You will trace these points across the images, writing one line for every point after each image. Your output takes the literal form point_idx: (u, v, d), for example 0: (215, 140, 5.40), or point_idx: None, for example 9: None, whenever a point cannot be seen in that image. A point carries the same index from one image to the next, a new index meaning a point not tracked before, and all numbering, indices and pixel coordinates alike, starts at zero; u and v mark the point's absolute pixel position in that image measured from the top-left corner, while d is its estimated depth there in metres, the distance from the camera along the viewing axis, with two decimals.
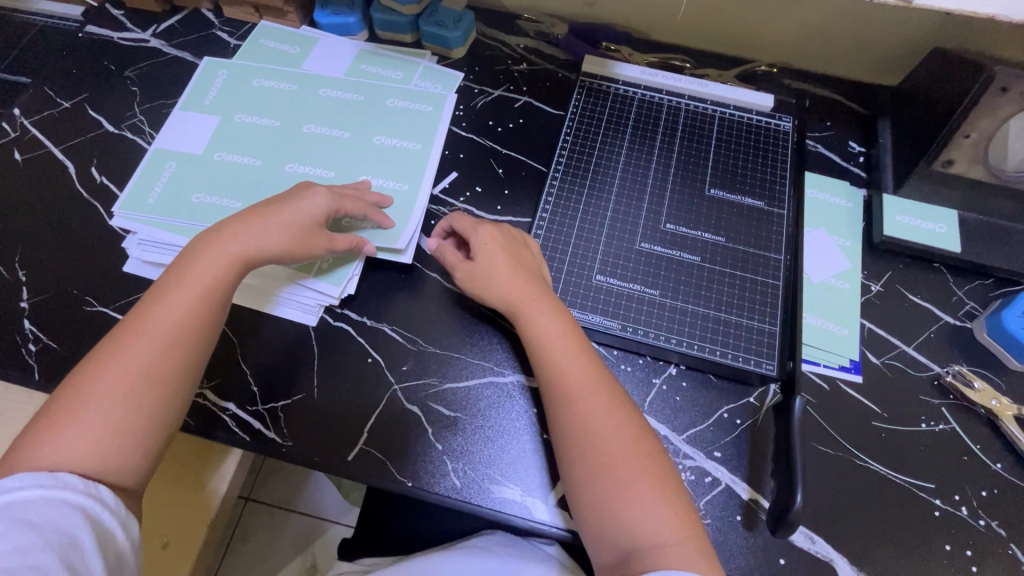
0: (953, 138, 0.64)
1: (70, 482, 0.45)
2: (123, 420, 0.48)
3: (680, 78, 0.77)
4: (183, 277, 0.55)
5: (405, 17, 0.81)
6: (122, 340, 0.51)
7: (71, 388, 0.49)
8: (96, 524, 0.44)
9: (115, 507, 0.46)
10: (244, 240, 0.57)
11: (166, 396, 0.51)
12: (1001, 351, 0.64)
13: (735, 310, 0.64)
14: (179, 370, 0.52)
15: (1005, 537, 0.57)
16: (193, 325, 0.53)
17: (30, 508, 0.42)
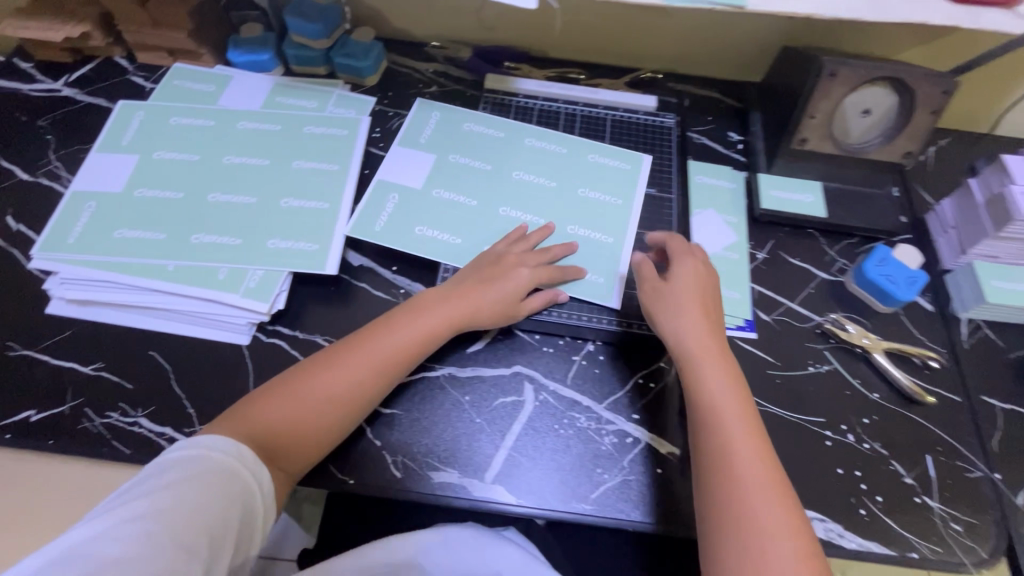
0: (802, 120, 0.74)
1: (244, 459, 0.53)
2: (281, 446, 0.57)
3: (573, 88, 0.86)
4: (389, 332, 0.63)
5: (317, 52, 0.86)
6: (342, 380, 0.59)
7: (243, 411, 0.57)
8: (245, 506, 0.52)
9: (264, 493, 0.54)
10: (444, 313, 0.64)
11: (326, 433, 0.59)
12: (868, 296, 0.74)
13: (640, 285, 0.72)
14: (341, 416, 0.59)
15: (886, 455, 0.65)
16: (367, 399, 0.60)
17: (208, 473, 0.51)
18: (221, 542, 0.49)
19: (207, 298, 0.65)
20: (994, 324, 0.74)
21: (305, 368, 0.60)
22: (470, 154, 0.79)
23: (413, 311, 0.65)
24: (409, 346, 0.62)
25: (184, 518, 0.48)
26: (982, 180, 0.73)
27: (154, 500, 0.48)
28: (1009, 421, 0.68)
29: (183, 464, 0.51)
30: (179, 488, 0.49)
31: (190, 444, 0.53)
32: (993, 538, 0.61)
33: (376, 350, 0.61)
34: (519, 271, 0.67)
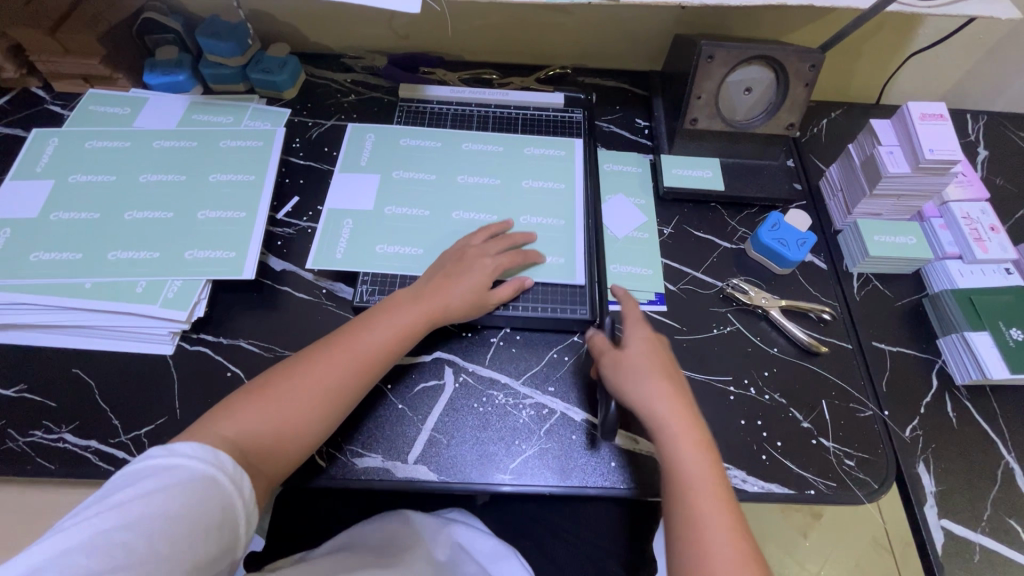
0: (690, 101, 0.79)
1: (223, 466, 0.52)
2: (259, 446, 0.56)
3: (485, 91, 0.90)
4: (366, 330, 0.64)
5: (233, 69, 0.89)
6: (310, 384, 0.60)
7: (218, 417, 0.57)
8: (226, 512, 0.50)
9: (245, 497, 0.52)
10: (417, 308, 0.66)
11: (304, 433, 0.59)
12: (766, 261, 0.79)
13: (552, 274, 0.74)
14: (318, 418, 0.60)
15: (785, 403, 0.69)
16: (340, 398, 0.61)
17: (185, 481, 0.49)
18: (202, 550, 0.47)
19: (126, 312, 0.67)
20: (882, 276, 0.79)
21: (283, 374, 0.61)
22: (412, 167, 0.83)
23: (385, 312, 0.66)
24: (376, 345, 0.64)
25: (159, 529, 0.46)
26: (857, 144, 0.78)
27: (129, 511, 0.46)
28: (897, 362, 0.73)
29: (161, 471, 0.49)
30: (154, 497, 0.47)
31: (168, 450, 0.50)
32: (883, 469, 0.65)
33: (350, 351, 0.63)
34: (475, 265, 0.69)
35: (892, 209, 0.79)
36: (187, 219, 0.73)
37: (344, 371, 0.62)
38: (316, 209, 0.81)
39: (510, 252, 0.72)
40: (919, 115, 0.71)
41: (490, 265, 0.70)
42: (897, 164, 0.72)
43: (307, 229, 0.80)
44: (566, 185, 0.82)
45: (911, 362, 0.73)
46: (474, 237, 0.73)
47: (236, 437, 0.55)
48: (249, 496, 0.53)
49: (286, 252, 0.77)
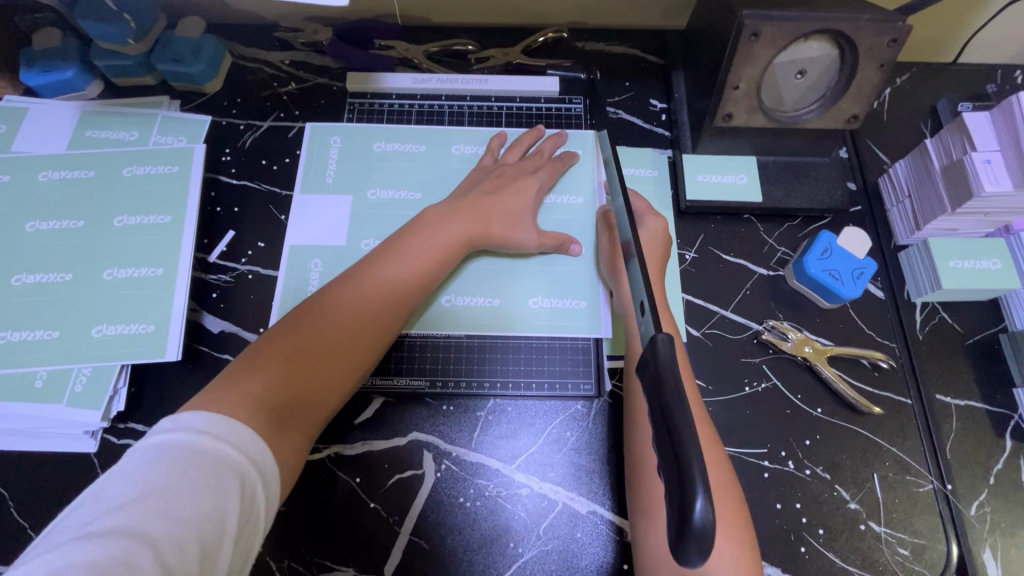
0: (725, 91, 0.60)
1: (244, 443, 0.40)
2: (278, 398, 0.45)
3: (456, 77, 0.71)
4: (394, 250, 0.56)
5: (134, 58, 0.68)
6: (343, 293, 0.52)
7: (227, 377, 0.45)
8: (246, 507, 0.38)
9: (268, 486, 0.41)
10: (451, 225, 0.58)
11: (334, 384, 0.49)
12: (811, 293, 0.64)
13: (544, 335, 0.62)
14: (350, 367, 0.50)
15: (830, 480, 0.58)
16: (373, 347, 0.52)
17: (200, 466, 0.37)
18: (215, 547, 0.36)
19: (27, 411, 0.54)
20: (952, 306, 0.65)
21: (314, 309, 0.51)
22: (391, 184, 0.66)
23: (426, 223, 0.58)
24: (419, 250, 0.56)
25: (162, 532, 0.34)
26: (939, 143, 0.61)
27: (126, 513, 0.34)
28: (965, 419, 0.61)
29: (169, 456, 0.38)
30: (157, 494, 0.35)
31: (179, 423, 0.39)
32: (942, 558, 0.56)
33: (393, 262, 0.55)
34: (516, 230, 0.61)
35: (973, 223, 0.63)
36: (91, 283, 0.59)
37: (381, 275, 0.54)
38: (256, 246, 0.65)
39: (549, 235, 0.62)
40: None
41: (529, 235, 0.62)
42: (995, 179, 0.57)
43: (248, 275, 0.63)
44: (584, 200, 0.67)
45: (982, 418, 0.61)
46: (516, 179, 0.64)
47: (261, 390, 0.45)
48: (270, 482, 0.41)
49: (225, 308, 0.62)
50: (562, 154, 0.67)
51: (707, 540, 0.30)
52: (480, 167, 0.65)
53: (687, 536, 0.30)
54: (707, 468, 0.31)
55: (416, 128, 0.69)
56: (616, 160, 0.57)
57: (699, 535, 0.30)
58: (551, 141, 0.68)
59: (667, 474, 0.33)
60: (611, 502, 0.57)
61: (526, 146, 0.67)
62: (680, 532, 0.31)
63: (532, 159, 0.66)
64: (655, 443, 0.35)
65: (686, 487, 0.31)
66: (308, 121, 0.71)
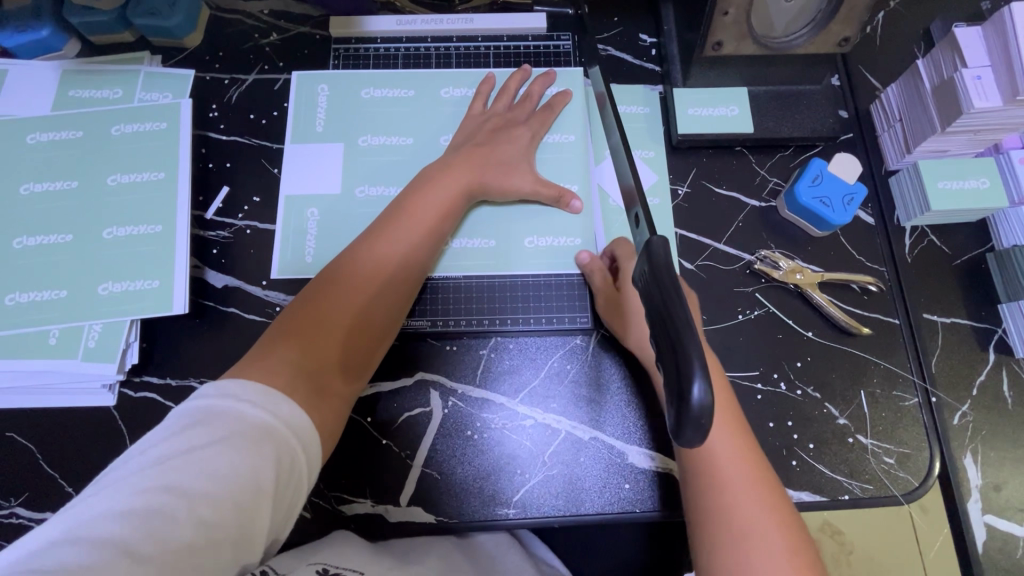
0: (713, 18, 0.59)
1: (277, 409, 0.41)
2: (310, 364, 0.46)
3: (441, 19, 0.70)
4: (401, 212, 0.56)
5: (109, 13, 0.66)
6: (358, 260, 0.52)
7: (260, 349, 0.46)
8: (283, 468, 0.39)
9: (307, 446, 0.42)
10: (453, 180, 0.58)
11: (359, 348, 0.51)
12: (801, 221, 0.65)
13: (541, 273, 0.64)
14: (373, 329, 0.52)
15: (820, 398, 0.61)
16: (391, 309, 0.53)
17: (238, 432, 0.39)
18: (252, 506, 0.38)
19: (45, 367, 0.56)
20: (941, 228, 0.66)
21: (332, 278, 0.51)
22: (381, 131, 0.66)
23: (423, 183, 0.58)
24: (425, 210, 0.56)
25: (201, 490, 0.36)
26: (930, 62, 0.62)
27: (169, 470, 0.36)
28: (951, 336, 0.63)
29: (209, 420, 0.39)
30: (197, 453, 0.37)
31: (219, 391, 0.41)
32: (924, 465, 0.59)
33: (401, 225, 0.55)
34: (513, 179, 0.61)
35: (964, 143, 0.63)
36: (91, 242, 0.59)
37: (391, 240, 0.54)
38: (252, 201, 0.65)
39: (548, 184, 0.63)
40: None
41: (527, 181, 0.62)
42: (985, 95, 0.57)
43: (246, 230, 0.64)
44: (576, 138, 0.67)
45: (968, 334, 0.63)
46: (507, 128, 0.64)
47: (295, 360, 0.46)
48: (310, 441, 0.42)
49: (226, 263, 0.63)
50: (551, 99, 0.66)
51: (703, 425, 0.33)
52: (470, 115, 0.65)
53: (676, 380, 0.34)
54: (705, 354, 0.34)
55: (404, 72, 0.68)
56: (612, 99, 0.52)
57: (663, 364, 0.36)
58: (540, 83, 0.67)
59: (648, 308, 0.39)
60: (610, 428, 0.60)
61: (514, 90, 0.66)
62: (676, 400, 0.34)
63: (522, 106, 0.65)
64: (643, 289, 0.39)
65: (681, 344, 0.34)
66: (293, 72, 0.70)
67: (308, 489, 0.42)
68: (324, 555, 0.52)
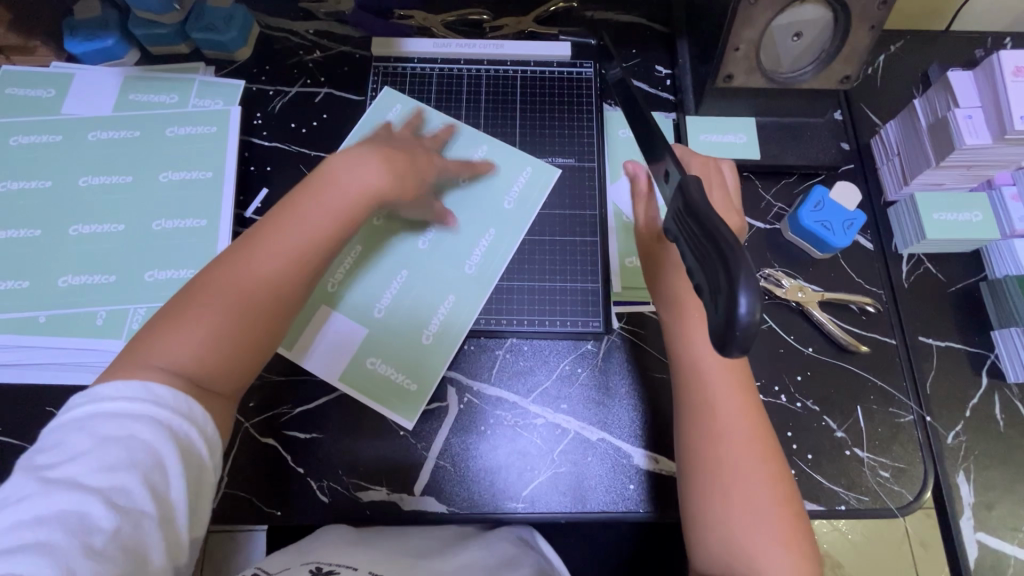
0: (726, 53, 0.65)
1: (163, 400, 0.42)
2: (203, 360, 0.47)
3: (475, 44, 0.76)
4: (301, 204, 0.54)
5: (171, 28, 0.72)
6: (247, 256, 0.51)
7: (149, 339, 0.46)
8: (183, 443, 0.42)
9: (201, 425, 0.44)
10: (362, 173, 0.57)
11: (260, 344, 0.51)
12: (805, 244, 0.69)
13: (559, 278, 0.68)
14: (270, 326, 0.51)
15: (819, 412, 0.64)
16: (293, 303, 0.53)
17: (130, 424, 0.41)
18: (162, 484, 0.40)
19: (91, 346, 0.60)
20: (937, 256, 0.70)
21: (221, 270, 0.50)
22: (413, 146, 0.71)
23: (327, 178, 0.56)
24: (315, 207, 0.54)
25: (104, 482, 0.38)
26: (926, 101, 0.66)
27: (67, 471, 0.38)
28: (945, 359, 0.66)
29: (97, 418, 0.41)
30: (90, 452, 0.39)
31: (98, 395, 0.42)
32: (920, 480, 0.61)
33: (298, 220, 0.53)
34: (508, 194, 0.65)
35: (958, 178, 0.67)
36: (139, 232, 0.64)
37: (289, 231, 0.53)
38: None
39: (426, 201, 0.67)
40: (1013, 69, 0.61)
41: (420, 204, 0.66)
42: (976, 133, 0.62)
43: None
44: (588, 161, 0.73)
45: (961, 358, 0.66)
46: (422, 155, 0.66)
47: (179, 355, 0.46)
48: (203, 426, 0.44)
49: None
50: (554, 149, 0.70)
51: (751, 340, 0.29)
52: (480, 155, 0.69)
53: (721, 315, 0.30)
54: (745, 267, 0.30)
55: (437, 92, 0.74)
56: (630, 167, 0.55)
57: (717, 310, 0.30)
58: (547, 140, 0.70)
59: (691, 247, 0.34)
60: (617, 430, 0.63)
61: None
62: (718, 330, 0.30)
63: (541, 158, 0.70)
64: (670, 222, 0.37)
65: (725, 255, 0.30)
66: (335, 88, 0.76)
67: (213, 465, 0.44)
68: (319, 553, 0.54)
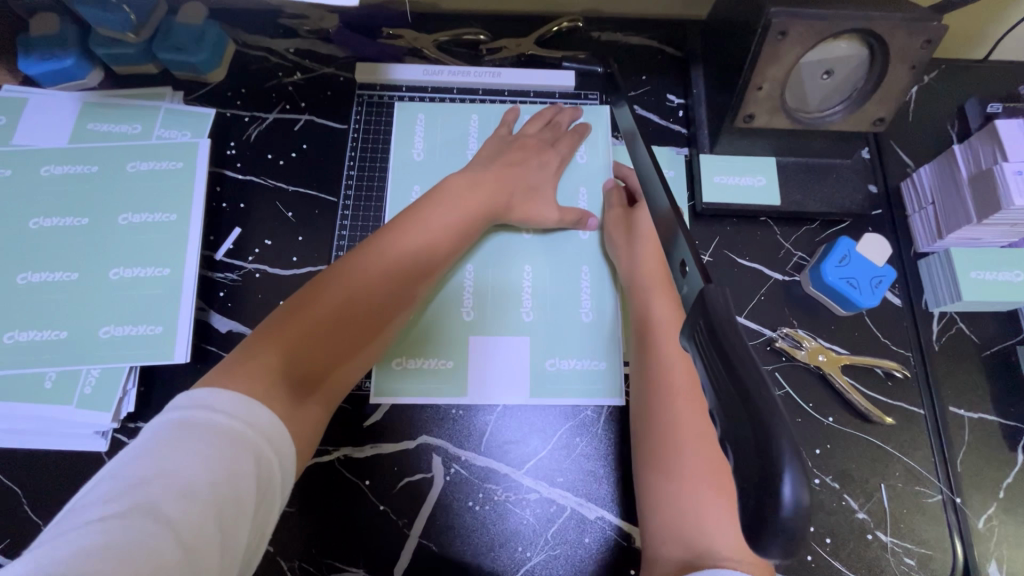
0: (747, 91, 0.58)
1: (257, 420, 0.41)
2: (293, 370, 0.46)
3: (469, 71, 0.70)
4: (405, 225, 0.56)
5: (135, 46, 0.65)
6: (354, 266, 0.53)
7: (247, 346, 0.47)
8: (262, 474, 0.39)
9: (279, 453, 0.42)
10: (459, 200, 0.59)
11: (348, 359, 0.51)
12: (826, 300, 0.63)
13: (556, 334, 0.62)
14: (361, 342, 0.52)
15: (838, 489, 0.58)
16: (382, 322, 0.53)
17: (218, 443, 0.38)
18: (234, 521, 0.37)
19: (38, 412, 0.54)
20: (970, 316, 0.64)
21: (326, 281, 0.51)
22: (399, 184, 0.66)
23: (430, 202, 0.59)
24: (438, 224, 0.57)
25: (181, 509, 0.35)
26: (968, 148, 0.60)
27: (146, 490, 0.35)
28: (978, 431, 0.60)
29: (180, 435, 0.38)
30: (174, 472, 0.36)
31: (191, 403, 0.40)
32: (948, 568, 0.56)
33: (400, 241, 0.55)
34: (537, 203, 0.64)
35: (999, 233, 0.61)
36: (94, 281, 0.58)
37: (388, 253, 0.54)
38: (262, 244, 0.64)
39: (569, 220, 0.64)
40: None
41: (551, 211, 0.64)
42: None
43: (255, 274, 0.62)
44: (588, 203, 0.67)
45: (995, 431, 0.60)
46: (538, 151, 0.66)
47: (275, 363, 0.46)
48: (283, 452, 0.42)
49: (232, 307, 0.61)
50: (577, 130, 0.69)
51: (795, 537, 0.24)
52: (503, 139, 0.67)
53: (753, 498, 0.25)
54: (795, 439, 0.24)
55: (428, 125, 0.69)
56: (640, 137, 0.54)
57: (745, 488, 0.25)
58: (569, 114, 0.69)
59: (710, 380, 0.28)
60: (618, 509, 0.57)
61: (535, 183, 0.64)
62: (752, 516, 0.25)
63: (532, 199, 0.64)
64: (688, 338, 0.32)
65: (758, 418, 0.25)
66: (315, 117, 0.69)
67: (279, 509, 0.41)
68: None
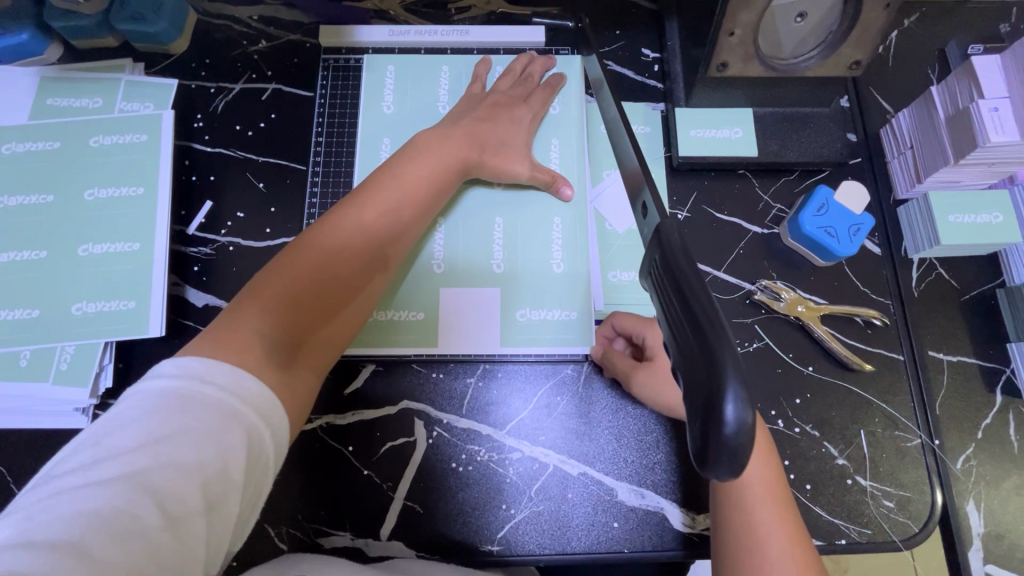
0: (719, 38, 0.57)
1: (246, 392, 0.40)
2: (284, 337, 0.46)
3: (436, 30, 0.68)
4: (382, 184, 0.55)
5: (92, 17, 0.63)
6: (335, 229, 0.51)
7: (230, 318, 0.45)
8: (253, 451, 0.39)
9: (274, 427, 0.41)
10: (435, 155, 0.58)
11: (338, 322, 0.50)
12: (806, 252, 0.63)
13: (534, 294, 0.62)
14: (349, 305, 0.51)
15: (819, 437, 0.59)
16: (369, 283, 0.52)
17: (204, 416, 0.37)
18: (219, 493, 0.37)
19: (15, 390, 0.54)
20: (950, 261, 0.63)
21: (306, 246, 0.50)
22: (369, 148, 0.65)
23: (404, 159, 0.57)
24: (415, 182, 0.56)
25: (162, 481, 0.35)
26: (945, 90, 0.59)
27: (129, 460, 0.35)
28: (957, 375, 0.61)
29: (166, 406, 0.37)
30: (157, 444, 0.36)
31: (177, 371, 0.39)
32: (926, 509, 0.57)
33: (379, 201, 0.54)
34: (511, 162, 0.62)
35: (978, 175, 0.60)
36: (64, 259, 0.57)
37: (369, 215, 0.53)
38: (235, 216, 0.63)
39: (542, 171, 0.63)
40: None
41: (524, 168, 0.62)
42: (1002, 129, 0.54)
43: (229, 246, 0.62)
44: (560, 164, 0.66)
45: (974, 374, 0.61)
46: (509, 107, 0.64)
47: (263, 331, 0.45)
48: (277, 425, 0.41)
49: (207, 281, 0.61)
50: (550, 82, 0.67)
51: (739, 453, 0.25)
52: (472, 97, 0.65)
53: (700, 411, 0.26)
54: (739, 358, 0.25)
55: (396, 87, 0.67)
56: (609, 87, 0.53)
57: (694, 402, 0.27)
58: (541, 64, 0.67)
59: (670, 316, 0.29)
60: (601, 464, 0.58)
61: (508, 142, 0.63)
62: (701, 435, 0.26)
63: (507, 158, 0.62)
64: (649, 277, 0.32)
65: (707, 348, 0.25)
66: (282, 84, 0.68)
67: (273, 473, 0.41)
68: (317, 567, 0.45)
